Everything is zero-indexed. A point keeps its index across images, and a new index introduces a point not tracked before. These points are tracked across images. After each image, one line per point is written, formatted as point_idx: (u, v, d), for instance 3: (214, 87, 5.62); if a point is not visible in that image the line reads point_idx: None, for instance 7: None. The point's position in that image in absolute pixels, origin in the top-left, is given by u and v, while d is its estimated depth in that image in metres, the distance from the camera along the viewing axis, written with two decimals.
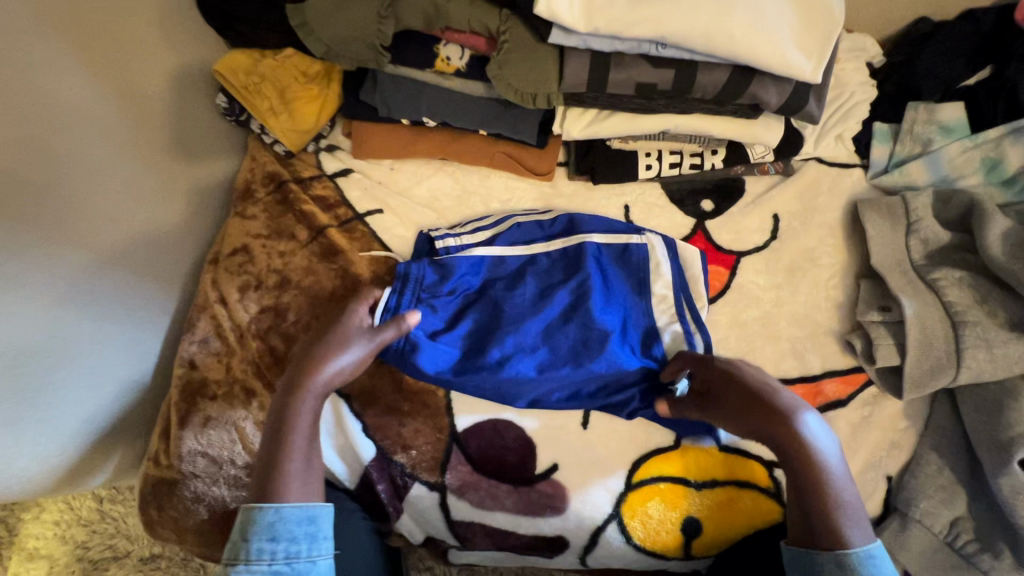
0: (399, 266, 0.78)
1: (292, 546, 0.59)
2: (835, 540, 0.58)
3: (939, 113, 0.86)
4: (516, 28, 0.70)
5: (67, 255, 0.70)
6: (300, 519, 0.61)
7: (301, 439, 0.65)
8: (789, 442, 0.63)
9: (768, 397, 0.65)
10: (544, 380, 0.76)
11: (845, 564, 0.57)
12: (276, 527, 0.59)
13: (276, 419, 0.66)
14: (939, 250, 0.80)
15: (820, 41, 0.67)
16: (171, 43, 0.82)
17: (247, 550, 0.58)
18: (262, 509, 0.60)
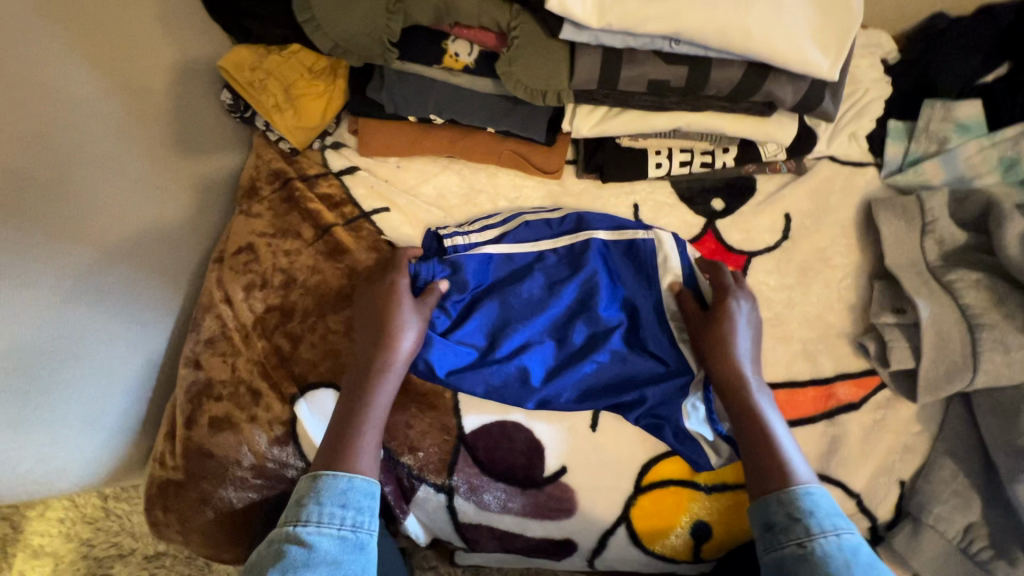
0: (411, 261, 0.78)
1: (359, 515, 0.59)
2: (776, 477, 0.63)
3: (956, 111, 0.85)
4: (527, 23, 0.68)
5: (71, 254, 0.70)
6: (367, 490, 0.62)
7: (378, 417, 0.68)
8: (743, 385, 0.69)
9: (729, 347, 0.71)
10: (554, 377, 0.75)
11: (785, 500, 0.60)
12: (347, 494, 0.60)
13: (348, 399, 0.69)
14: (954, 251, 0.79)
15: (839, 37, 0.66)
16: (175, 38, 0.80)
17: (318, 512, 0.58)
18: (335, 475, 0.61)
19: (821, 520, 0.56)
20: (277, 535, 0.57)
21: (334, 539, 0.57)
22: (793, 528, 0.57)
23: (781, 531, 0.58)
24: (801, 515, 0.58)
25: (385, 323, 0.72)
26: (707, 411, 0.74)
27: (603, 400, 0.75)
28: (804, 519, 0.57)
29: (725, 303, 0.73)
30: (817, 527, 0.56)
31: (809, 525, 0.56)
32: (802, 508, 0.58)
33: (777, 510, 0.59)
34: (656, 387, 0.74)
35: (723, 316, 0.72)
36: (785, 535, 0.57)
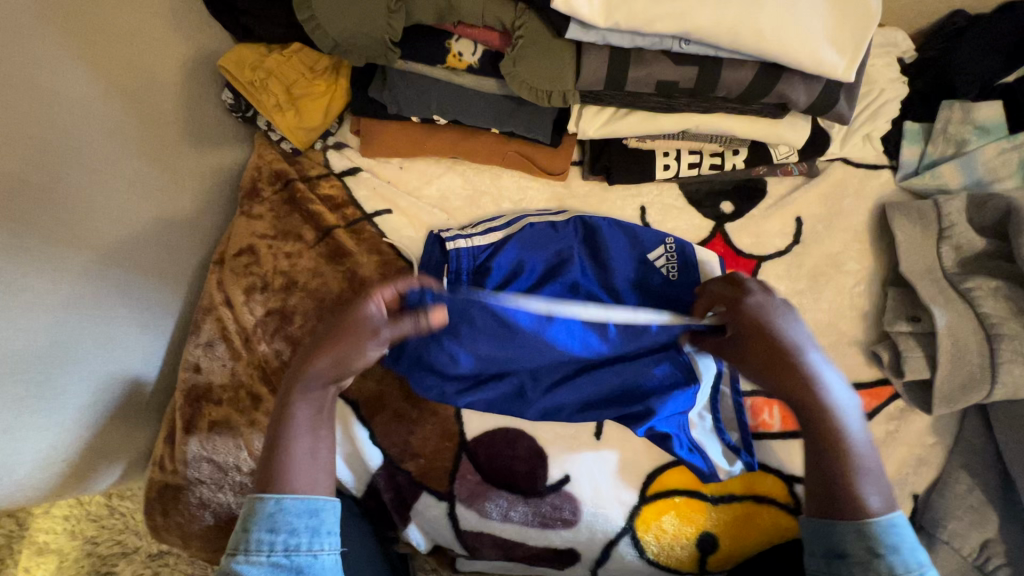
0: (428, 241, 0.79)
1: (292, 539, 0.56)
2: (854, 506, 0.56)
3: (976, 113, 0.82)
4: (532, 22, 0.66)
5: (71, 257, 0.69)
6: (301, 511, 0.58)
7: (302, 423, 0.62)
8: (798, 399, 0.61)
9: (783, 361, 0.62)
10: (558, 382, 0.74)
11: (867, 534, 0.54)
12: (275, 519, 0.56)
13: (276, 416, 0.63)
14: (971, 257, 0.76)
15: (854, 37, 0.63)
16: (175, 36, 0.79)
17: (247, 540, 0.56)
18: (262, 500, 0.57)
19: (906, 558, 0.53)
20: (219, 565, 0.56)
21: (267, 567, 0.55)
22: (873, 563, 0.53)
23: (856, 563, 0.54)
24: (883, 553, 0.53)
25: (326, 332, 0.65)
26: (714, 421, 0.75)
27: (614, 407, 0.73)
28: (887, 557, 0.53)
29: (742, 321, 0.64)
30: (902, 567, 0.52)
31: (891, 563, 0.53)
32: (885, 543, 0.54)
33: (854, 542, 0.55)
34: (658, 390, 0.73)
35: (753, 331, 0.63)
36: (861, 569, 0.53)
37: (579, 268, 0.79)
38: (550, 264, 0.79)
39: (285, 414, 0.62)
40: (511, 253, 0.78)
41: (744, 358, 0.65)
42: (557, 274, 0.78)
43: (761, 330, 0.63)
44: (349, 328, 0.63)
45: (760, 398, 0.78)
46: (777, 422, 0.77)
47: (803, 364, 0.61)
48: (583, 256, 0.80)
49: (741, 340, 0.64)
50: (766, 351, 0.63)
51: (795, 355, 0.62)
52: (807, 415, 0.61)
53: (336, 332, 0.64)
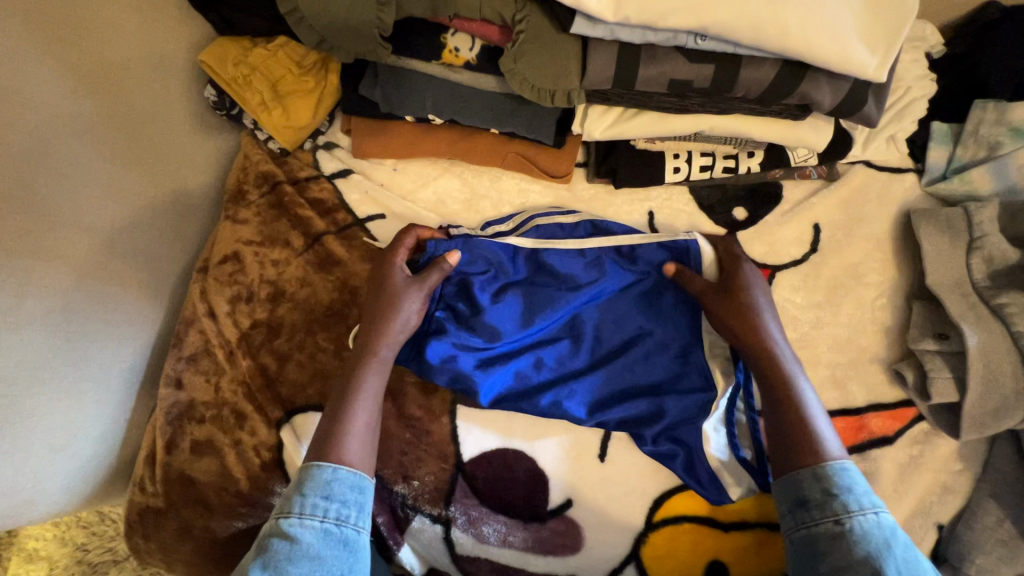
0: (427, 244, 0.71)
1: (343, 510, 0.55)
2: (810, 454, 0.57)
3: (1011, 113, 0.75)
4: (535, 15, 0.61)
5: (38, 269, 0.64)
6: (354, 483, 0.57)
7: (371, 394, 0.63)
8: (762, 353, 0.63)
9: (750, 315, 0.65)
10: (569, 377, 0.70)
11: (820, 475, 0.55)
12: (331, 486, 0.56)
13: (342, 386, 0.64)
14: (1004, 270, 0.71)
15: (888, 32, 0.58)
16: (153, 29, 0.74)
17: (300, 503, 0.54)
18: (319, 467, 0.57)
19: (859, 497, 0.53)
20: (263, 531, 0.54)
21: (318, 533, 0.53)
22: (828, 503, 0.54)
23: (816, 507, 0.54)
24: (837, 492, 0.54)
25: (383, 299, 0.67)
26: (728, 436, 0.69)
27: (634, 407, 0.69)
28: (840, 495, 0.54)
29: (739, 271, 0.68)
30: (855, 504, 0.53)
31: (845, 501, 0.53)
32: (838, 483, 0.55)
33: (811, 486, 0.55)
34: (675, 390, 0.70)
35: (738, 282, 0.67)
36: (819, 511, 0.54)
37: (569, 264, 0.72)
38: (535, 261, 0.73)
39: (350, 389, 0.63)
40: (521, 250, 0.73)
41: (717, 314, 0.66)
42: (549, 275, 0.72)
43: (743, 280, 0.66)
44: (385, 287, 0.68)
45: None
46: None
47: (753, 311, 0.65)
48: (572, 255, 0.73)
49: (731, 289, 0.66)
50: (745, 302, 0.66)
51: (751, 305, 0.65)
52: (757, 362, 0.64)
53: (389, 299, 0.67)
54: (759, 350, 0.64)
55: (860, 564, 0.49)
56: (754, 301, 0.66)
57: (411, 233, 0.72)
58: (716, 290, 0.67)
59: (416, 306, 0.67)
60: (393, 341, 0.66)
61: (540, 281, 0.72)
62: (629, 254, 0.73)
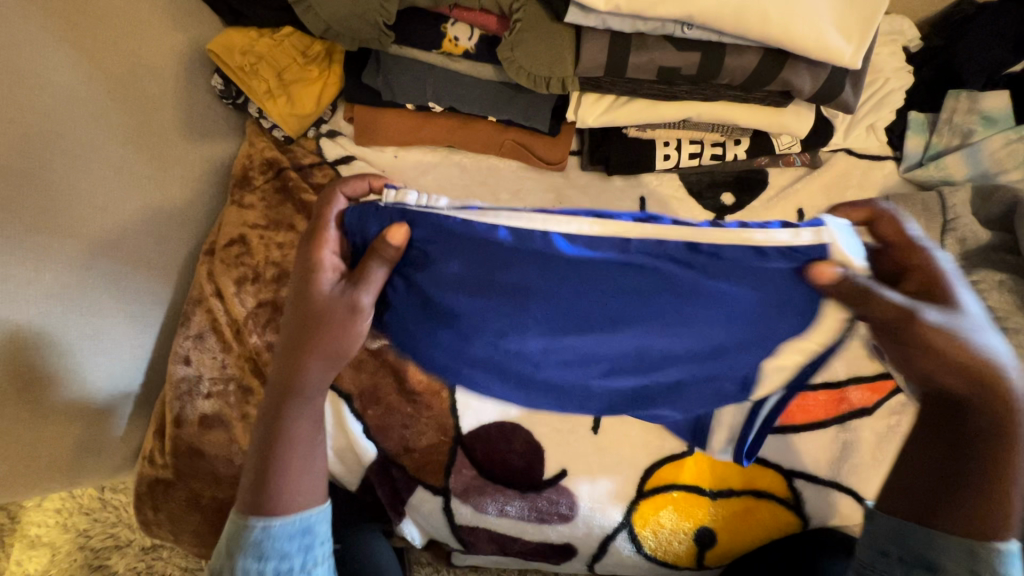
0: (356, 209, 0.50)
1: (282, 564, 0.51)
2: (981, 522, 0.45)
3: (982, 102, 0.80)
4: (531, 6, 0.65)
5: (53, 246, 0.67)
6: (293, 533, 0.52)
7: (301, 431, 0.54)
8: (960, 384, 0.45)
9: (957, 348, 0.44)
10: (575, 388, 0.57)
11: (981, 558, 0.44)
12: (263, 546, 0.50)
13: (268, 429, 0.54)
14: (976, 250, 0.75)
15: (863, 22, 0.62)
16: (162, 21, 0.77)
17: (232, 568, 0.50)
18: (248, 525, 0.51)
19: None
20: None
21: None
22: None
23: None
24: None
25: (315, 331, 0.53)
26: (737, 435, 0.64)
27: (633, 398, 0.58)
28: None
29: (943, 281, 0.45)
30: None
31: None
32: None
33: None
34: (697, 392, 0.58)
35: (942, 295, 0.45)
36: None
37: (606, 256, 0.46)
38: (539, 249, 0.46)
39: (278, 437, 0.53)
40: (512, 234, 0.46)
41: (907, 340, 0.45)
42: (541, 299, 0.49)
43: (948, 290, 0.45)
44: (313, 313, 0.52)
45: None
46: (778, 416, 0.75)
47: (967, 338, 0.44)
48: (612, 245, 0.45)
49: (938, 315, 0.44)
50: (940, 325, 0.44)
51: (949, 333, 0.44)
52: (966, 405, 0.46)
53: (319, 326, 0.53)
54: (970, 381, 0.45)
55: None
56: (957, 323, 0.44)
57: (334, 210, 0.54)
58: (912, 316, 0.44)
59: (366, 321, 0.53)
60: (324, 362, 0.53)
61: (541, 292, 0.49)
62: (713, 253, 0.45)
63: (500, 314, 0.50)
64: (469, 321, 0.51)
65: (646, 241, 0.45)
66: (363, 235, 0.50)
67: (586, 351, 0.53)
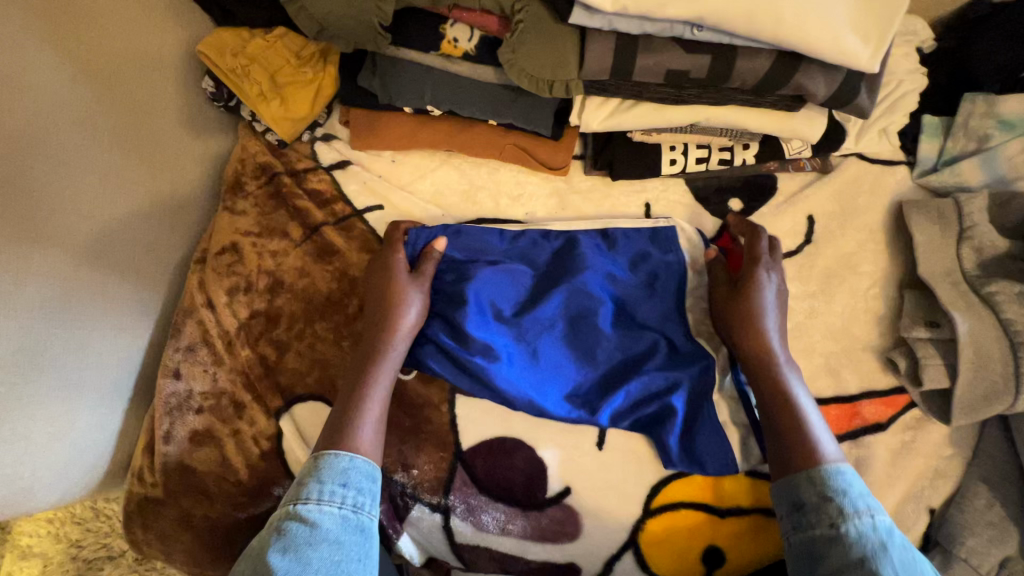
0: (410, 230, 0.76)
1: (358, 498, 0.58)
2: (807, 459, 0.59)
3: (1000, 106, 0.77)
4: (533, 6, 0.62)
5: (35, 257, 0.64)
6: (367, 472, 0.59)
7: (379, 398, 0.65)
8: (767, 360, 0.66)
9: (756, 327, 0.67)
10: (584, 377, 0.72)
11: (817, 479, 0.57)
12: (347, 474, 0.58)
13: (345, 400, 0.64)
14: (994, 259, 0.72)
15: (879, 24, 0.59)
16: (151, 20, 0.75)
17: (317, 491, 0.56)
18: (336, 456, 0.59)
19: (854, 500, 0.55)
20: (276, 516, 0.56)
21: (337, 518, 0.55)
22: (823, 507, 0.56)
23: (812, 509, 0.56)
24: (840, 492, 0.56)
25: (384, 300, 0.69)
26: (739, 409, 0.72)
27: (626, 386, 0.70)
28: (836, 497, 0.55)
29: (754, 272, 0.70)
30: (850, 507, 0.54)
31: (842, 505, 0.55)
32: (833, 486, 0.56)
33: (807, 490, 0.57)
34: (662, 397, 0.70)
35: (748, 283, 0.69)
36: (817, 514, 0.55)
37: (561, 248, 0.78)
38: (524, 249, 0.78)
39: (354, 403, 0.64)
40: (519, 241, 0.78)
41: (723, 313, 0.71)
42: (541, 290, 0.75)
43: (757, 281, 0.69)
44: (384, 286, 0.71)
45: None
46: None
47: (762, 312, 0.68)
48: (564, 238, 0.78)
49: (742, 291, 0.69)
50: (748, 301, 0.68)
51: (758, 300, 0.68)
52: (769, 377, 0.66)
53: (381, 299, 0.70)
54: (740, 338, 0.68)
55: (857, 565, 0.51)
56: (762, 302, 0.68)
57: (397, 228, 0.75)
58: (729, 292, 0.71)
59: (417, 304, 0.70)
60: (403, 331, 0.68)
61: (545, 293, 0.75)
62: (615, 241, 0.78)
63: (514, 292, 0.74)
64: (495, 286, 0.73)
65: (590, 236, 0.78)
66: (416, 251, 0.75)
67: (585, 337, 0.73)
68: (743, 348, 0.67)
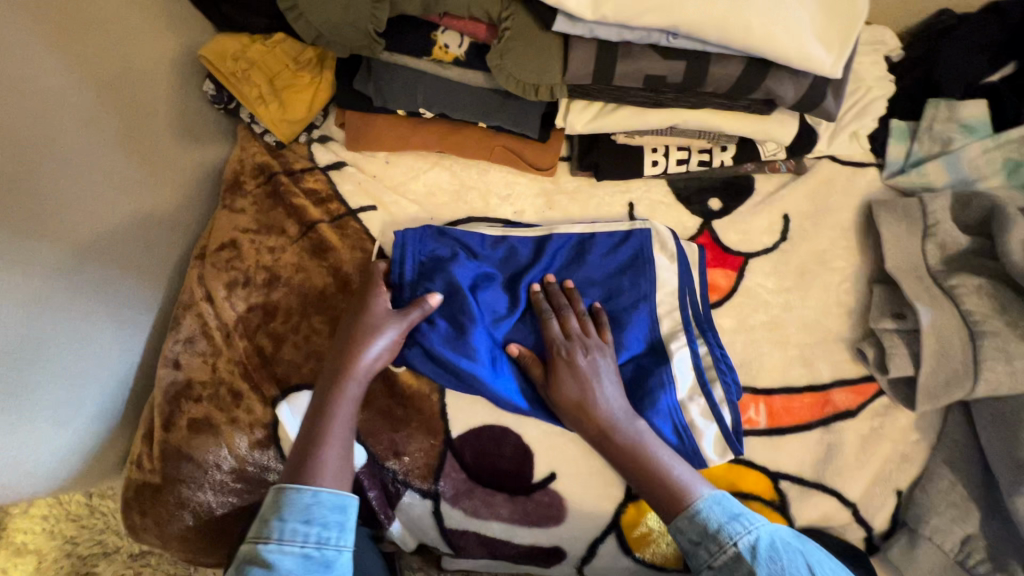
0: (399, 231, 0.76)
1: (323, 532, 0.60)
2: (676, 505, 0.64)
3: (962, 111, 0.82)
4: (520, 14, 0.66)
5: (42, 251, 0.67)
6: (334, 505, 0.61)
7: (340, 425, 0.67)
8: (609, 438, 0.67)
9: (588, 414, 0.68)
10: None
11: (694, 518, 0.62)
12: (312, 510, 0.60)
13: (312, 418, 0.67)
14: (956, 256, 0.77)
15: (842, 34, 0.63)
16: (156, 27, 0.78)
17: (280, 530, 0.59)
18: (300, 491, 0.61)
19: (731, 528, 0.61)
20: (244, 552, 0.59)
21: (299, 558, 0.58)
22: (700, 550, 0.62)
23: (701, 547, 0.62)
24: (713, 530, 0.61)
25: (359, 328, 0.71)
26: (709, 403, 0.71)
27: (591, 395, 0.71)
28: (707, 539, 0.61)
29: (558, 356, 0.70)
30: (727, 537, 0.60)
31: (723, 535, 0.61)
32: (711, 522, 0.62)
33: (689, 530, 0.63)
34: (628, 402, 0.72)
35: (561, 368, 0.70)
36: (710, 552, 0.61)
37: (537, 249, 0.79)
38: (508, 248, 0.79)
39: (320, 426, 0.66)
40: (501, 240, 0.80)
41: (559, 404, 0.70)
42: (519, 287, 0.77)
43: (567, 367, 0.69)
44: (364, 315, 0.71)
45: (747, 394, 0.75)
46: (764, 419, 0.74)
47: (585, 399, 0.68)
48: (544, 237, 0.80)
49: (554, 375, 0.70)
50: (565, 389, 0.69)
51: (584, 386, 0.69)
52: (625, 453, 0.67)
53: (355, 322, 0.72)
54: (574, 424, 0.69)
55: None
56: (581, 387, 0.69)
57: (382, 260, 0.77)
58: (544, 373, 0.71)
59: (384, 342, 0.70)
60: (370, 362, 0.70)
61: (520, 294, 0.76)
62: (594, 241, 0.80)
63: (496, 293, 0.76)
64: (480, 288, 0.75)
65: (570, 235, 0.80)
66: (405, 252, 0.76)
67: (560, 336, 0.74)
68: (589, 437, 0.69)
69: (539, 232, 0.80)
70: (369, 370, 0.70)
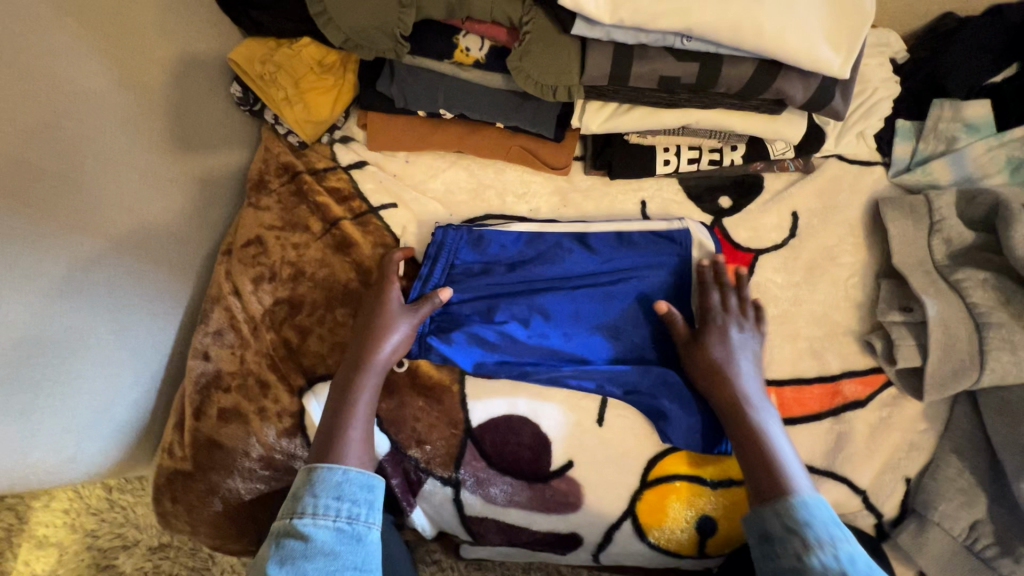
0: (438, 229, 0.82)
1: (353, 508, 0.60)
2: (775, 490, 0.61)
3: (965, 110, 0.85)
4: (539, 19, 0.69)
5: (83, 245, 0.70)
6: (362, 483, 0.62)
7: (363, 412, 0.70)
8: (739, 404, 0.69)
9: (726, 377, 0.71)
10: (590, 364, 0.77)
11: (781, 511, 0.58)
12: (342, 487, 0.61)
13: (335, 404, 0.70)
14: (961, 250, 0.79)
15: (850, 36, 0.66)
16: (187, 32, 0.82)
17: (313, 504, 0.59)
18: (331, 469, 0.62)
19: (817, 530, 0.55)
20: (278, 527, 0.59)
21: (331, 531, 0.57)
22: (789, 539, 0.56)
23: (778, 540, 0.57)
24: (801, 524, 0.56)
25: (376, 321, 0.74)
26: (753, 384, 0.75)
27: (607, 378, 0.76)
28: (801, 531, 0.56)
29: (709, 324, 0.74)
30: (813, 538, 0.55)
31: (806, 535, 0.55)
32: (799, 518, 0.57)
33: (773, 521, 0.58)
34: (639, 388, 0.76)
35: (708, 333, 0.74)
36: (783, 545, 0.56)
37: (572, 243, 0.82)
38: (548, 243, 0.82)
39: (343, 409, 0.69)
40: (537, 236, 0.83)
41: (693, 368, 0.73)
42: (563, 278, 0.81)
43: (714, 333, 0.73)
44: (377, 309, 0.75)
45: None
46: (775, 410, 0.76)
47: (726, 363, 0.72)
48: (577, 232, 0.83)
49: (701, 340, 0.73)
50: (710, 350, 0.73)
51: (727, 353, 0.72)
52: (741, 419, 0.68)
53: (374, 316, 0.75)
54: (703, 374, 0.72)
55: None
56: (721, 353, 0.72)
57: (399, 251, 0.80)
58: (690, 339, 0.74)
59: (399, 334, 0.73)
60: (387, 355, 0.72)
61: (560, 284, 0.80)
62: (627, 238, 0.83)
63: (556, 279, 0.81)
64: (518, 278, 0.80)
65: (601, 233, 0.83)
66: (438, 249, 0.81)
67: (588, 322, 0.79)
68: (717, 400, 0.71)
69: (571, 229, 0.83)
70: (385, 364, 0.73)
